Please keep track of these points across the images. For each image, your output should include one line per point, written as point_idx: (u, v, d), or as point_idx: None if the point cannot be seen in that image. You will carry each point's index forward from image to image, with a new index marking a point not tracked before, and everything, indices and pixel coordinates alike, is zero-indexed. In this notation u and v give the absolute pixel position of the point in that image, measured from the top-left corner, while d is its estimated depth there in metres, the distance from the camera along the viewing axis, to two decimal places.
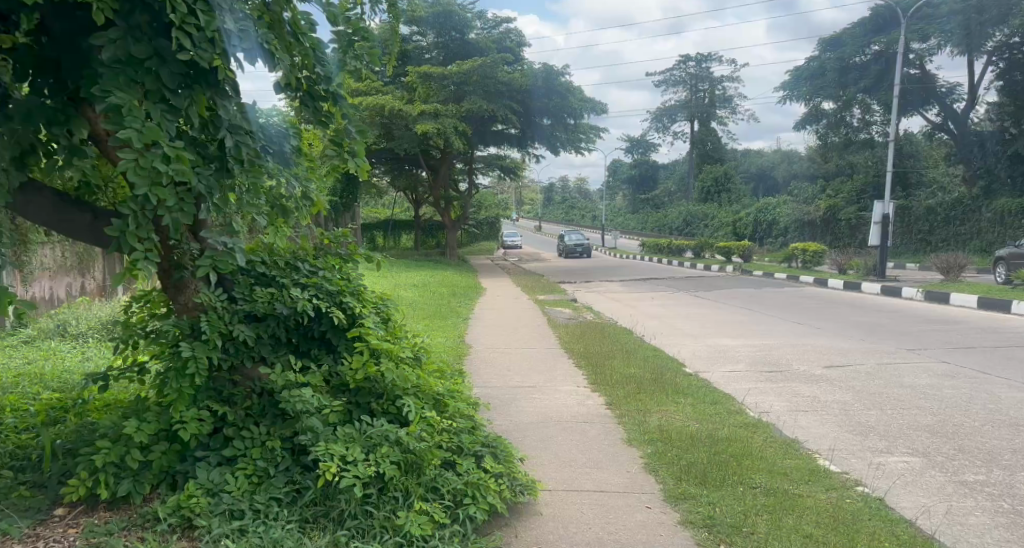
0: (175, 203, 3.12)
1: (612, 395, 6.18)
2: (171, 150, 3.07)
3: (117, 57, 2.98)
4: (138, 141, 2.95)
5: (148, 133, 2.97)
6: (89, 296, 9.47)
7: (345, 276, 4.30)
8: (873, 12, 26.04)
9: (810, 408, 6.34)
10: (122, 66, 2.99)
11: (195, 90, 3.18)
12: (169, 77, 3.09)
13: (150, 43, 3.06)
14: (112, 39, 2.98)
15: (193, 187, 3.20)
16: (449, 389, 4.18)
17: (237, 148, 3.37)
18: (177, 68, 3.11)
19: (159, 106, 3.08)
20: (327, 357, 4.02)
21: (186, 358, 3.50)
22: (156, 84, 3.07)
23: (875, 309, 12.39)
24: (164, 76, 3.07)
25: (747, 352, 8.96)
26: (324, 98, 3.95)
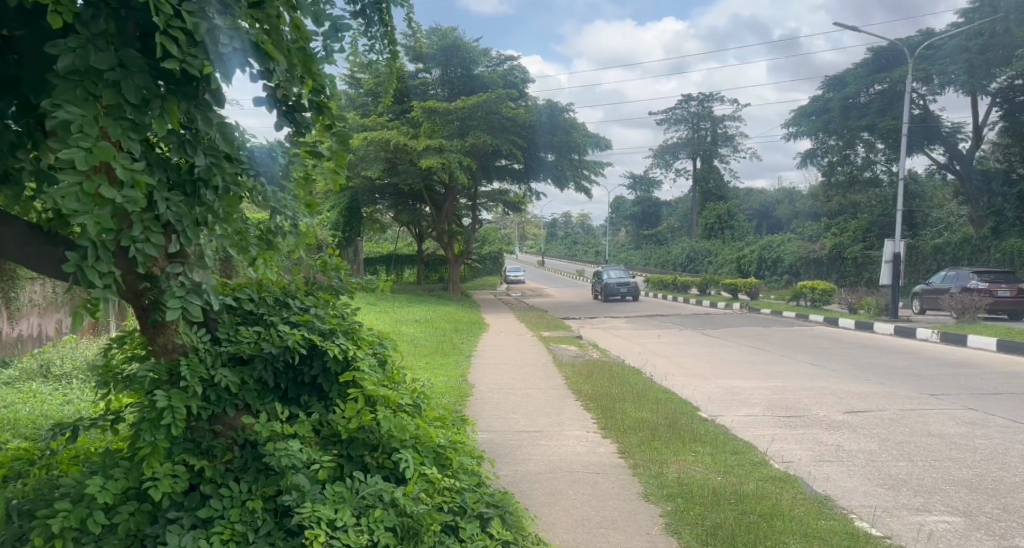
0: (140, 232, 2.79)
1: (625, 442, 5.80)
2: (126, 174, 2.65)
3: (74, 67, 2.62)
4: (85, 163, 2.56)
5: (100, 151, 2.58)
6: (81, 335, 9.16)
7: (339, 314, 4.02)
8: (876, 53, 26.24)
9: (836, 458, 5.95)
10: (79, 77, 2.63)
11: (168, 99, 2.78)
12: (132, 94, 2.69)
13: (114, 52, 2.69)
14: (71, 48, 2.64)
15: (161, 215, 2.86)
16: (452, 440, 3.81)
17: (209, 170, 2.95)
18: (143, 79, 2.72)
19: (120, 121, 2.67)
20: (318, 405, 3.69)
21: (161, 408, 3.22)
22: (118, 99, 2.66)
23: (890, 350, 12.02)
24: (126, 92, 2.67)
25: (762, 395, 8.56)
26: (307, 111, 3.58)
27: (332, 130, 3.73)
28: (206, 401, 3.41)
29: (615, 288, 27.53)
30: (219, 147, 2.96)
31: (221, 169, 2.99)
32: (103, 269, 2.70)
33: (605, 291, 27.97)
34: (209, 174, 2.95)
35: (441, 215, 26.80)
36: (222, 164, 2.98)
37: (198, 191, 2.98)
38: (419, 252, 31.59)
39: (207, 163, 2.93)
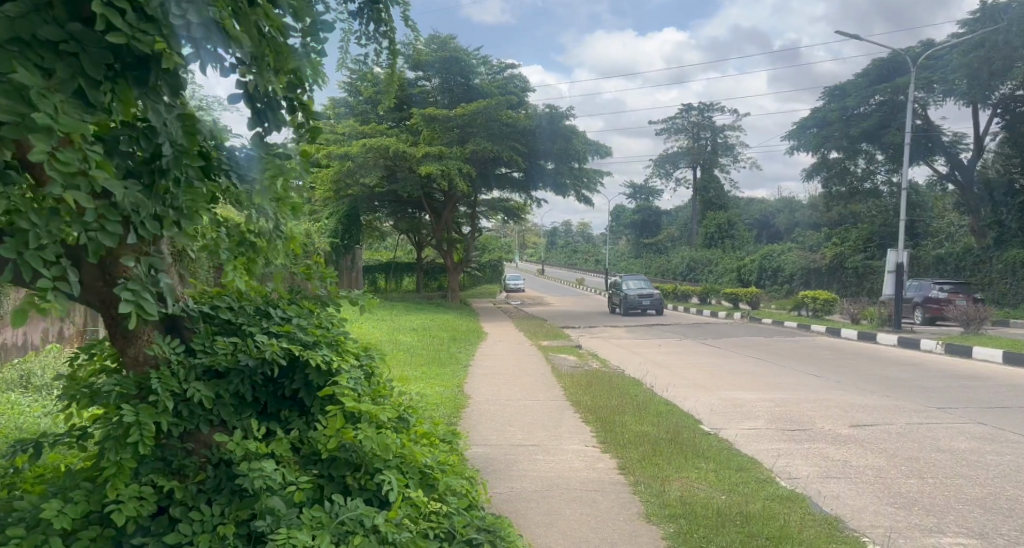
0: (95, 221, 2.54)
1: (625, 457, 5.57)
2: (92, 154, 2.44)
3: (17, 37, 2.37)
4: (44, 143, 2.32)
5: (62, 128, 2.34)
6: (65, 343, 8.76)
7: (323, 323, 3.81)
8: (877, 64, 26.23)
9: (843, 474, 5.73)
10: (23, 47, 2.37)
11: (120, 82, 2.56)
12: (91, 69, 2.47)
13: (62, 26, 2.45)
14: (10, 17, 2.37)
15: (120, 205, 2.60)
16: (440, 459, 3.57)
17: (174, 158, 2.74)
18: (100, 56, 2.50)
19: (72, 100, 2.43)
20: (299, 421, 3.49)
21: (128, 424, 3.01)
22: (75, 73, 2.45)
23: (894, 362, 11.77)
24: (84, 67, 2.45)
25: (765, 408, 8.34)
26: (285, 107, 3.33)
27: (304, 127, 3.48)
28: (178, 417, 3.21)
29: (636, 302, 24.59)
30: (181, 136, 2.75)
31: (184, 157, 2.77)
32: (50, 259, 2.46)
33: (625, 305, 24.96)
34: (172, 163, 2.73)
35: (440, 223, 26.59)
36: (187, 152, 2.78)
37: (157, 180, 2.73)
38: (418, 260, 31.41)
39: (171, 150, 2.70)
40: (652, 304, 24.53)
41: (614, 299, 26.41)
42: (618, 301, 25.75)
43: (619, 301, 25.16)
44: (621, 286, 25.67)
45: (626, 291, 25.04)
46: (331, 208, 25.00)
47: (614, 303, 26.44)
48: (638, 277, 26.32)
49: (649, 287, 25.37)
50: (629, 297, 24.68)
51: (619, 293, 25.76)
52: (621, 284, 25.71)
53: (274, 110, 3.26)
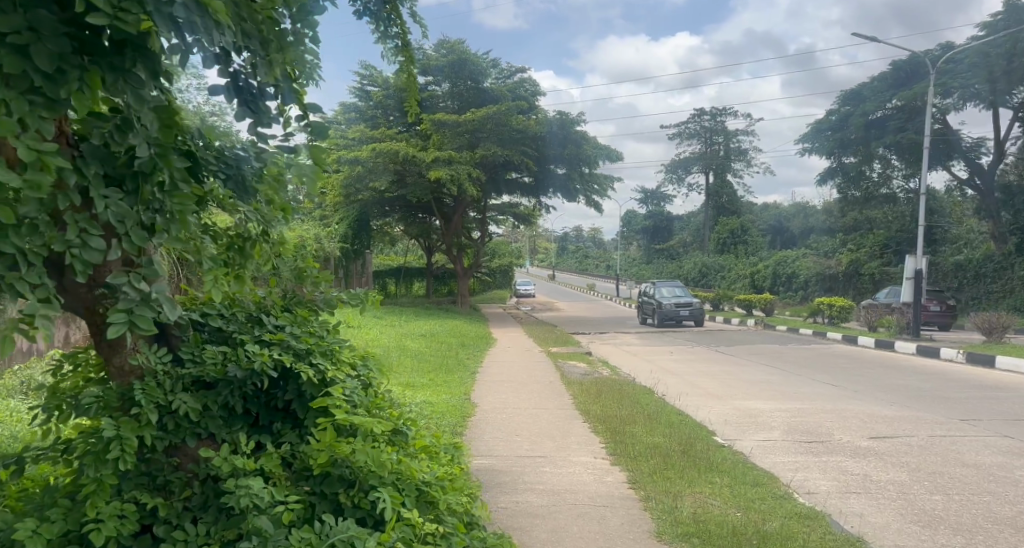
0: None
1: (637, 470, 5.36)
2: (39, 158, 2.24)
3: None
4: None
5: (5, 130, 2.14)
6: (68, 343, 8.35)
7: (316, 330, 3.62)
8: (893, 68, 25.89)
9: (863, 489, 5.50)
10: None
11: (87, 68, 2.35)
12: (46, 62, 2.26)
13: (21, 13, 2.24)
14: None
15: (102, 216, 2.54)
16: (438, 474, 3.35)
17: (153, 161, 2.61)
18: (58, 45, 2.28)
19: (29, 96, 2.25)
20: (292, 434, 3.33)
21: (108, 440, 2.84)
22: (24, 65, 2.22)
23: (913, 371, 11.49)
24: (36, 58, 2.24)
25: (781, 418, 8.11)
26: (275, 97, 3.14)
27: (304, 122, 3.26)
28: (162, 431, 3.06)
29: (673, 311, 21.97)
30: (159, 135, 2.63)
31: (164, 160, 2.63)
32: (35, 282, 2.37)
33: (660, 315, 22.34)
34: (153, 166, 2.62)
35: (451, 228, 26.50)
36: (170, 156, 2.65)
37: (141, 185, 2.62)
38: (428, 265, 31.30)
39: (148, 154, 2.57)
40: (691, 315, 22.06)
41: (647, 309, 23.80)
42: (651, 310, 23.12)
43: (654, 311, 22.50)
44: (656, 294, 23.02)
45: (661, 300, 22.42)
46: (341, 213, 24.97)
47: (647, 314, 23.78)
48: (671, 284, 23.79)
49: (686, 295, 22.83)
50: (666, 306, 22.06)
51: (653, 301, 23.15)
52: (654, 292, 23.12)
53: (261, 103, 3.11)
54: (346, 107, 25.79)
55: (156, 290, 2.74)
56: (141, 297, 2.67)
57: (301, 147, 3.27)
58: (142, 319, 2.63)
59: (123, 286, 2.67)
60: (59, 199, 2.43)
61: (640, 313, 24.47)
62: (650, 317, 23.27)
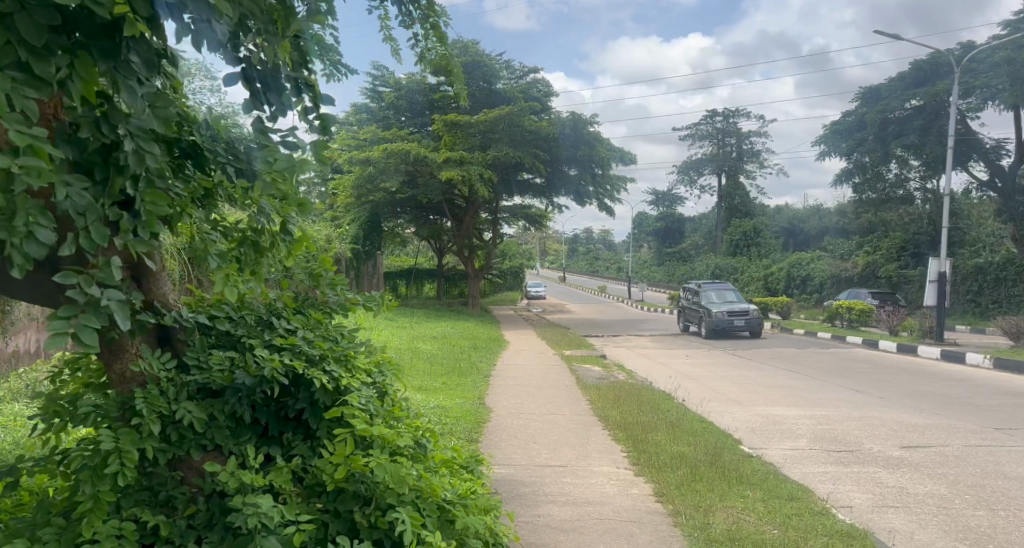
0: (33, 224, 2.15)
1: (662, 482, 5.12)
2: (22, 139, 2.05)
3: None
4: None
5: None
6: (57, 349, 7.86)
7: (330, 333, 3.40)
8: (912, 68, 25.57)
9: (900, 503, 5.23)
10: None
11: (79, 55, 2.21)
12: (33, 36, 2.10)
13: None
14: None
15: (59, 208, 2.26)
16: (458, 491, 3.08)
17: (135, 156, 2.40)
18: (46, 18, 2.11)
19: (10, 72, 2.07)
20: (302, 446, 3.10)
21: (106, 453, 2.63)
22: (8, 37, 2.07)
23: (940, 377, 11.17)
24: (23, 31, 2.08)
25: (807, 426, 7.83)
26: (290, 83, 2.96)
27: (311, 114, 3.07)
28: (166, 442, 2.84)
29: (726, 321, 18.62)
30: (150, 126, 2.44)
31: (145, 153, 2.41)
32: None
33: (709, 325, 18.90)
34: (137, 160, 2.39)
35: (462, 229, 26.31)
36: (152, 149, 2.44)
37: (108, 176, 2.40)
38: (439, 266, 31.14)
39: (131, 144, 2.38)
40: (748, 324, 18.60)
41: (690, 315, 20.53)
42: (697, 318, 19.79)
43: (702, 320, 19.15)
44: (703, 299, 19.68)
45: (710, 307, 19.10)
46: (352, 214, 24.82)
47: (691, 320, 20.50)
48: (718, 284, 20.45)
49: (739, 300, 19.39)
50: (717, 315, 18.72)
51: (698, 307, 19.85)
52: (700, 297, 19.79)
53: (275, 91, 2.89)
54: (358, 108, 25.66)
55: (108, 296, 2.46)
56: (91, 302, 2.42)
57: (305, 145, 3.03)
58: (87, 332, 2.36)
59: (73, 288, 2.40)
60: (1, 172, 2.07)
61: (682, 319, 21.15)
62: (696, 324, 19.89)
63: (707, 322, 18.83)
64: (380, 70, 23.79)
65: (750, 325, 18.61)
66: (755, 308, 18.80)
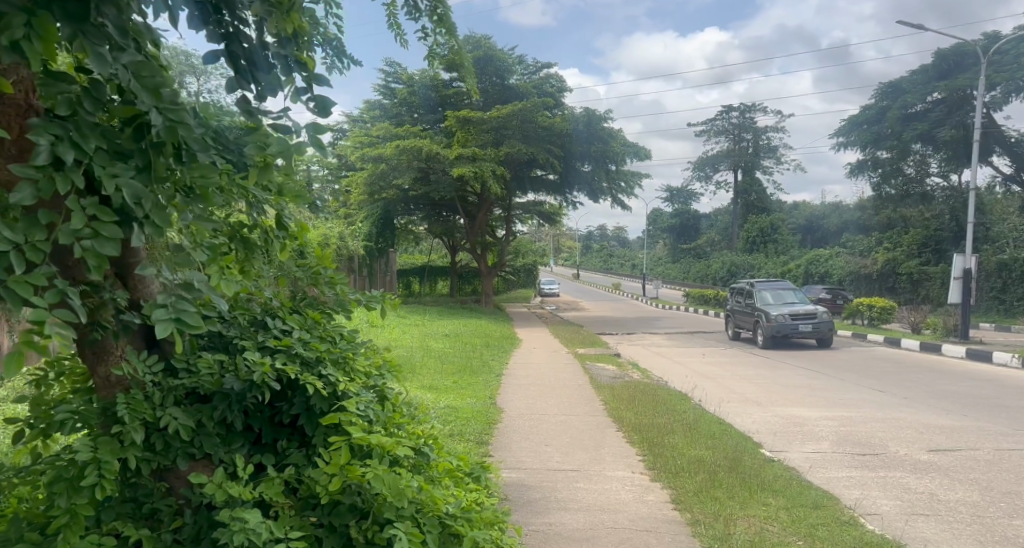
0: None
1: (680, 488, 4.89)
2: None
3: None
4: None
5: None
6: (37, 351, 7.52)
7: (328, 335, 3.21)
8: (936, 59, 25.33)
9: (931, 510, 4.99)
10: None
11: (38, 15, 1.99)
12: None
13: None
14: None
15: (111, 198, 2.16)
16: (464, 504, 2.85)
17: (167, 128, 2.22)
18: None
19: None
20: (297, 453, 2.91)
21: (83, 463, 2.45)
22: None
23: (966, 376, 10.86)
24: None
25: (829, 428, 7.58)
26: (274, 64, 2.77)
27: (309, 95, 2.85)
28: (150, 452, 2.65)
29: (788, 326, 15.47)
30: (146, 97, 2.19)
31: (175, 125, 2.23)
32: (42, 284, 2.05)
33: (766, 330, 15.77)
34: (171, 134, 2.22)
35: (475, 226, 26.08)
36: (183, 120, 2.25)
37: (152, 158, 2.24)
38: (452, 264, 30.98)
39: (159, 118, 2.19)
40: (815, 329, 15.43)
41: (741, 320, 17.39)
42: (751, 322, 16.65)
43: (758, 325, 15.97)
44: (758, 301, 16.57)
45: (768, 311, 15.94)
46: (365, 211, 24.71)
47: (742, 326, 17.34)
48: (775, 284, 17.36)
49: (801, 303, 16.30)
50: (778, 319, 15.54)
51: (752, 310, 16.70)
52: (754, 297, 16.70)
53: (262, 71, 2.76)
54: (371, 105, 25.52)
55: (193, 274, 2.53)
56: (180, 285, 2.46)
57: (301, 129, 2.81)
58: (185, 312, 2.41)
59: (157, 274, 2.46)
60: (58, 182, 2.09)
61: (730, 323, 18.02)
62: (749, 330, 16.79)
63: (766, 328, 15.63)
64: (393, 67, 23.63)
65: (817, 330, 15.42)
66: (823, 312, 15.61)
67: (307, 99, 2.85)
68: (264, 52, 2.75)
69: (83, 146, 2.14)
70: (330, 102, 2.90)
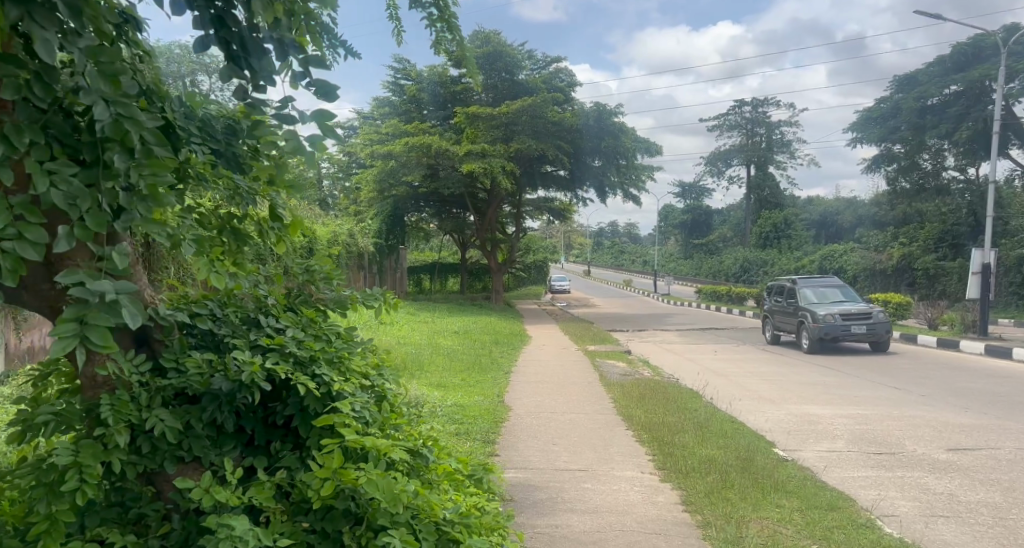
0: None
1: (691, 490, 4.75)
2: None
3: None
4: None
5: None
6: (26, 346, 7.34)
7: (325, 332, 3.09)
8: (954, 51, 25.09)
9: (951, 512, 4.83)
10: None
11: None
12: None
13: None
14: None
15: (44, 199, 2.05)
16: (462, 511, 2.72)
17: (115, 124, 2.12)
18: None
19: None
20: (290, 456, 2.79)
21: (64, 468, 2.34)
22: None
23: (986, 373, 10.63)
24: None
25: (845, 426, 7.40)
26: (263, 46, 2.64)
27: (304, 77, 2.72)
28: (136, 455, 2.55)
29: (839, 328, 13.59)
30: (100, 89, 2.12)
31: (123, 118, 2.14)
32: None
33: (813, 333, 13.92)
34: (118, 131, 2.12)
35: (485, 223, 25.92)
36: (133, 115, 2.16)
37: (101, 153, 2.14)
38: (463, 261, 30.88)
39: (105, 112, 2.10)
40: (870, 332, 13.54)
41: (781, 322, 15.52)
42: (793, 324, 14.80)
43: (803, 328, 14.11)
44: (802, 300, 14.68)
45: (814, 311, 14.07)
46: (375, 208, 24.62)
47: (783, 329, 15.44)
48: (818, 281, 15.51)
49: (850, 301, 14.44)
50: (827, 320, 13.65)
51: (795, 310, 14.82)
52: (797, 297, 14.88)
53: (258, 57, 2.65)
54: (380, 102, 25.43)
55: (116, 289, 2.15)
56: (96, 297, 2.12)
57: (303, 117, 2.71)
58: (96, 333, 2.10)
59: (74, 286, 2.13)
60: None
61: (768, 326, 16.14)
62: (791, 333, 14.93)
63: (813, 331, 13.75)
64: (402, 63, 23.54)
65: (874, 332, 13.52)
66: (878, 312, 13.68)
67: (308, 85, 2.74)
68: (257, 38, 2.63)
69: (15, 142, 2.02)
70: (333, 88, 2.78)
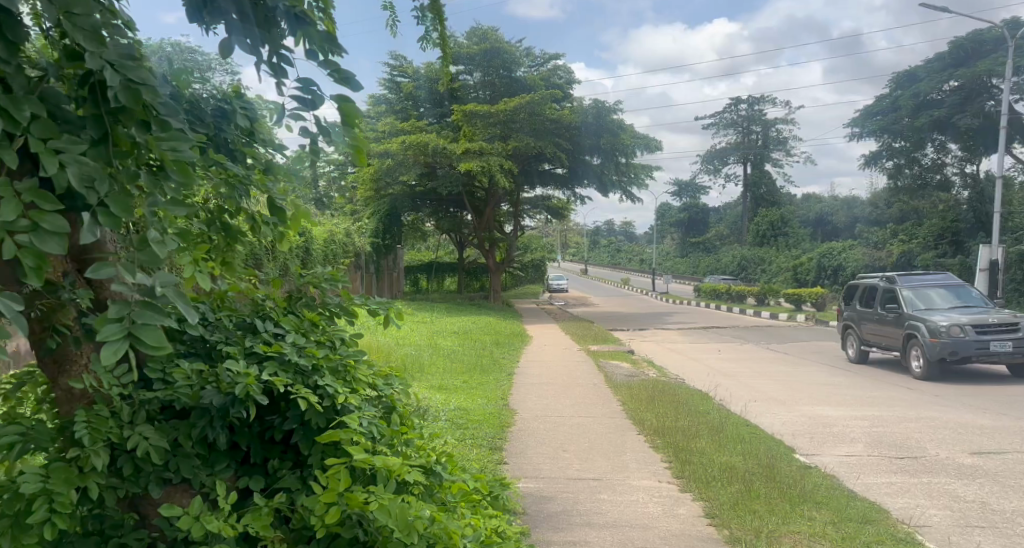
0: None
1: (712, 501, 4.48)
2: None
3: None
4: None
5: None
6: None
7: (328, 338, 2.81)
8: (952, 47, 24.85)
9: (988, 523, 4.55)
10: None
11: None
12: None
13: None
14: None
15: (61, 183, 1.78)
16: (481, 537, 2.45)
17: (127, 93, 1.86)
18: None
19: None
20: (287, 477, 2.51)
21: (30, 496, 2.06)
22: None
23: (1000, 373, 10.34)
24: None
25: (861, 429, 7.15)
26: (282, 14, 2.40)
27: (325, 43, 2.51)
28: (116, 479, 2.26)
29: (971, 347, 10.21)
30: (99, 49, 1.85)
31: (135, 85, 1.87)
32: None
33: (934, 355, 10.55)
34: (134, 99, 1.86)
35: (482, 221, 25.63)
36: (145, 79, 1.90)
37: (112, 124, 1.88)
38: (459, 260, 30.58)
39: (114, 77, 1.83)
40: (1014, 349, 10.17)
41: (871, 334, 12.31)
42: (895, 338, 11.54)
43: (917, 346, 10.77)
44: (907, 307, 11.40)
45: (929, 321, 10.74)
46: (371, 207, 24.26)
47: (876, 342, 12.21)
48: (920, 277, 12.21)
49: (973, 305, 11.17)
50: (952, 334, 10.28)
51: (897, 320, 11.55)
52: (900, 303, 11.57)
53: (272, 27, 2.43)
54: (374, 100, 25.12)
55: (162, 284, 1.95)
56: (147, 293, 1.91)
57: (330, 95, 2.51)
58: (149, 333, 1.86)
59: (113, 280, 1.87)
60: None
61: (850, 338, 12.91)
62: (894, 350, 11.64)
63: (930, 349, 10.45)
64: (398, 60, 23.23)
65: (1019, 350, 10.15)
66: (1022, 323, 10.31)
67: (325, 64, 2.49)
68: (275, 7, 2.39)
69: (14, 115, 1.76)
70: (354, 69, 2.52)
